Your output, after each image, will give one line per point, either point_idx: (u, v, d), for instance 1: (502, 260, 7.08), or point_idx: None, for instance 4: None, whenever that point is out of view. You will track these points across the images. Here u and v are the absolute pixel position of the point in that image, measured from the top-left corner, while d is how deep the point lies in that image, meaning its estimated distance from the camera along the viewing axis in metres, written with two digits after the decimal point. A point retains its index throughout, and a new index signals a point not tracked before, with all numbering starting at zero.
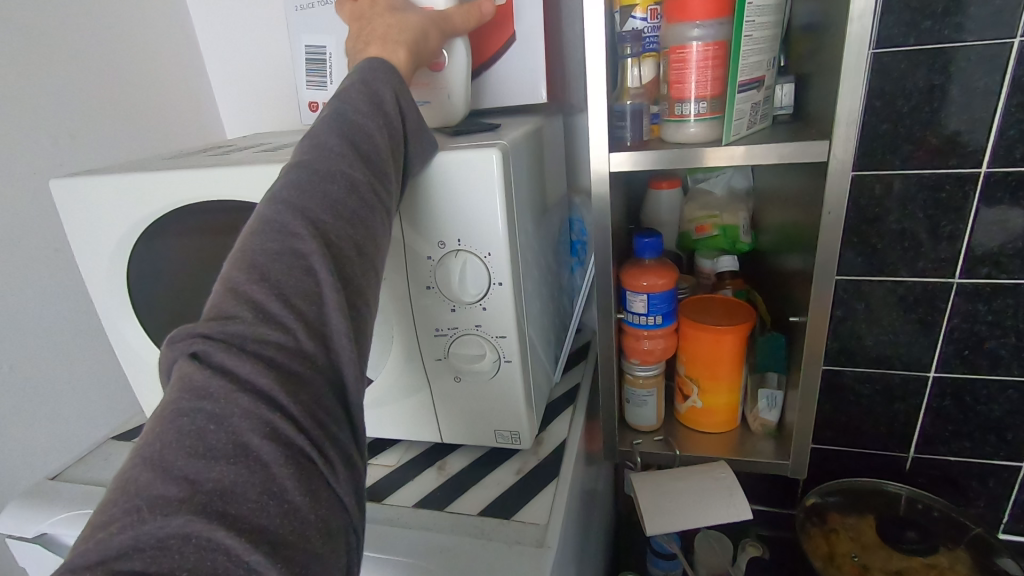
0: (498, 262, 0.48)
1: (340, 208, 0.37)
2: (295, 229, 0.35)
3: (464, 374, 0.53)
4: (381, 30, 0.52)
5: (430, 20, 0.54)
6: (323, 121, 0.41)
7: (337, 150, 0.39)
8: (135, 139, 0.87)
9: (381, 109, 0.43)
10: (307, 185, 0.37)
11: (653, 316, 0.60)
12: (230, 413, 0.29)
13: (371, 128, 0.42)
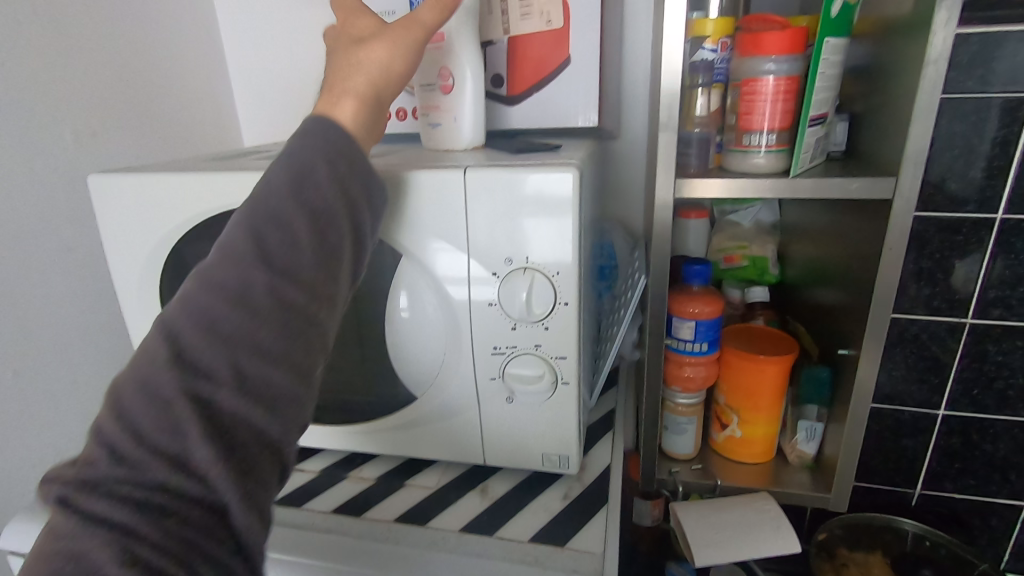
0: (566, 281, 0.48)
1: (217, 331, 0.30)
2: (159, 358, 0.29)
3: (518, 395, 0.52)
4: (339, 78, 0.44)
5: (377, 41, 0.45)
6: (238, 211, 0.34)
7: (232, 254, 0.31)
8: (156, 139, 0.84)
9: (303, 183, 0.35)
10: (186, 306, 0.30)
11: (699, 343, 0.60)
12: (84, 553, 0.25)
13: (290, 212, 0.33)
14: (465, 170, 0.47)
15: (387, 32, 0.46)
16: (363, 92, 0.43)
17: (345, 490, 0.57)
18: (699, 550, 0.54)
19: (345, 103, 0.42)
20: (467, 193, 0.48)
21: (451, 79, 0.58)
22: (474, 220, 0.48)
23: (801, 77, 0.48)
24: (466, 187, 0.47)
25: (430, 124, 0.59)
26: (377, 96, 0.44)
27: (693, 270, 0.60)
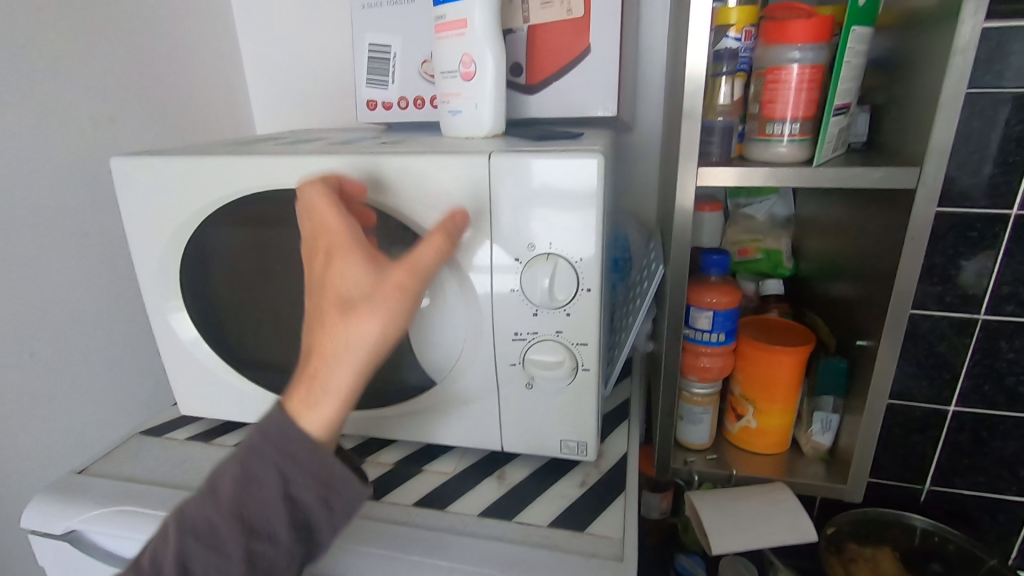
0: (588, 268, 0.48)
1: (218, 547, 0.38)
2: (179, 551, 0.38)
3: (538, 381, 0.52)
4: (323, 351, 0.42)
5: (368, 311, 0.41)
6: (253, 441, 0.41)
7: (241, 484, 0.39)
8: (172, 127, 0.84)
9: (287, 444, 0.40)
10: (206, 512, 0.39)
11: (716, 333, 0.60)
12: None
13: (297, 460, 0.40)
14: (490, 155, 0.48)
15: (372, 298, 0.41)
16: (358, 366, 0.42)
17: (363, 475, 0.57)
18: (717, 539, 0.54)
19: (326, 411, 0.41)
20: (492, 179, 0.48)
21: (473, 65, 0.58)
22: (498, 206, 0.48)
23: (826, 66, 0.48)
24: (490, 173, 0.48)
25: (451, 111, 0.59)
26: (379, 344, 0.42)
27: (710, 260, 0.60)
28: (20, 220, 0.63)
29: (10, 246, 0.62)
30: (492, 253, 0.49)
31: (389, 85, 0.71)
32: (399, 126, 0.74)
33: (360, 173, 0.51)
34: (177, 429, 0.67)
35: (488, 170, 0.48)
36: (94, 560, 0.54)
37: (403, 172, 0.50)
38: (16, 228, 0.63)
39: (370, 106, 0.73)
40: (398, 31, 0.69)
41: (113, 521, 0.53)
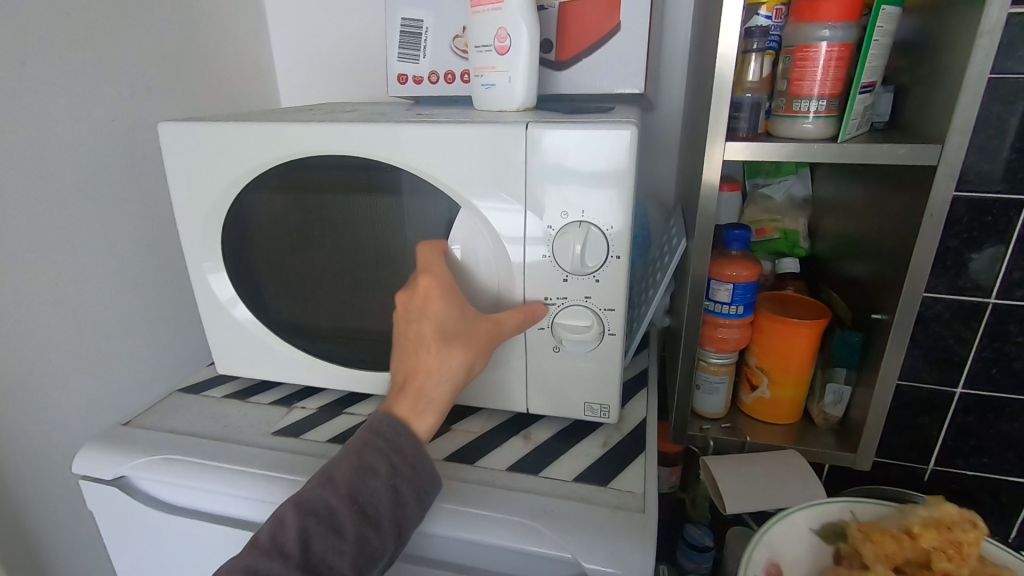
0: (618, 236, 0.50)
1: (333, 528, 0.41)
2: (300, 525, 0.40)
3: (567, 345, 0.54)
4: (427, 370, 0.49)
5: (467, 344, 0.49)
6: (364, 436, 0.45)
7: (357, 468, 0.43)
8: (205, 97, 0.86)
9: (396, 439, 0.45)
10: (321, 494, 0.42)
11: (735, 305, 0.62)
12: None
13: (402, 454, 0.45)
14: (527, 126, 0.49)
15: (471, 336, 0.50)
16: (454, 386, 0.49)
17: None
18: (731, 501, 0.57)
19: (429, 420, 0.48)
20: (528, 149, 0.49)
21: (507, 40, 0.59)
22: (533, 175, 0.50)
23: (855, 44, 0.50)
24: (526, 142, 0.49)
25: (485, 85, 0.61)
26: (469, 371, 0.50)
27: (731, 235, 0.62)
28: (64, 182, 0.66)
29: (54, 208, 0.65)
30: (525, 221, 0.51)
31: (420, 59, 0.72)
32: (427, 101, 0.76)
33: (400, 141, 0.53)
34: (214, 388, 0.70)
35: (525, 140, 0.49)
36: (140, 504, 0.57)
37: (441, 140, 0.52)
38: (59, 190, 0.65)
39: (401, 80, 0.75)
40: (431, 6, 0.71)
41: (159, 468, 0.56)
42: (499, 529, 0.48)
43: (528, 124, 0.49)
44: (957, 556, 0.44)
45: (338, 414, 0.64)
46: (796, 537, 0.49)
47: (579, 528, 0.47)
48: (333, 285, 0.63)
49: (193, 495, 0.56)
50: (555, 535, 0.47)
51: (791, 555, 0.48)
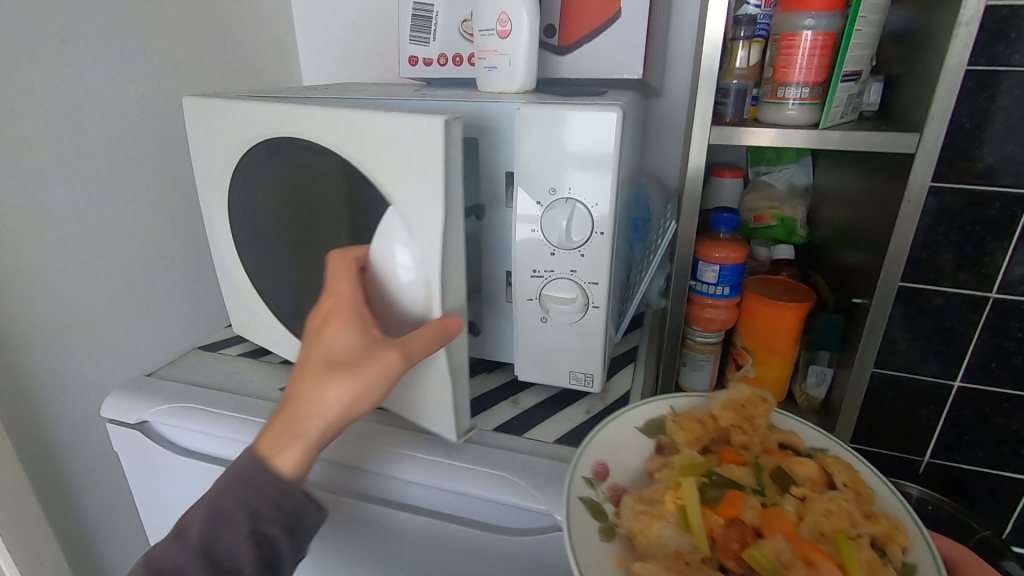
0: (603, 212, 0.53)
1: None
2: None
3: (553, 315, 0.58)
4: (304, 401, 0.44)
5: (351, 376, 0.44)
6: (223, 483, 0.43)
7: (209, 520, 0.41)
8: (229, 75, 0.91)
9: (258, 481, 0.42)
10: (171, 552, 0.41)
11: (722, 286, 0.65)
12: None
13: (263, 497, 0.42)
14: (446, 120, 0.45)
15: (360, 366, 0.45)
16: (330, 420, 0.44)
17: None
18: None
19: (292, 458, 0.43)
20: (448, 145, 0.45)
21: (509, 23, 0.62)
22: (525, 154, 0.53)
23: (839, 33, 0.52)
24: (444, 137, 0.45)
25: (488, 67, 0.64)
26: (351, 407, 0.44)
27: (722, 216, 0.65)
28: (98, 150, 0.71)
29: (89, 173, 0.70)
30: (444, 224, 0.47)
31: (430, 41, 0.76)
32: (437, 83, 0.79)
33: (338, 130, 0.51)
34: (230, 347, 0.75)
35: (444, 136, 0.45)
36: (159, 448, 0.63)
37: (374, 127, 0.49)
38: (93, 157, 0.70)
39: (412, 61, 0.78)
40: None
41: (176, 415, 0.62)
42: (462, 474, 0.53)
43: (446, 119, 0.44)
44: (750, 428, 0.47)
45: None
46: (623, 437, 0.49)
47: (552, 483, 0.51)
48: (316, 271, 0.64)
49: (207, 441, 0.61)
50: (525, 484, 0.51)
51: (623, 452, 0.48)
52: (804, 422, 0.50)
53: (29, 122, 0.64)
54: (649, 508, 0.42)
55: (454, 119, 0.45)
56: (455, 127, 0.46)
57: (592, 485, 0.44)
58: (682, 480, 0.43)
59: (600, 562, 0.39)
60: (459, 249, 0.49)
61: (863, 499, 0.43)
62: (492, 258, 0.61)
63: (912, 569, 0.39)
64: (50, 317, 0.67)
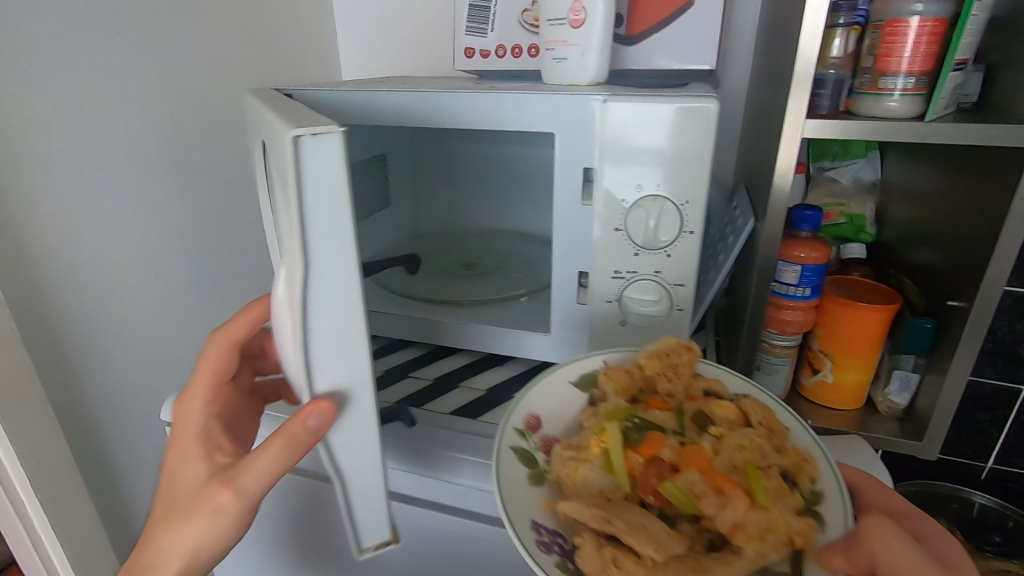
0: (694, 211, 0.50)
1: None
2: None
3: (633, 319, 0.55)
4: (144, 551, 0.41)
5: (182, 522, 0.40)
6: None
7: None
8: (274, 68, 0.89)
9: None
10: None
11: (802, 287, 0.62)
12: None
13: None
14: (300, 134, 0.30)
15: (189, 508, 0.40)
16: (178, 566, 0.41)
17: (462, 396, 0.62)
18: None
19: None
20: (302, 172, 0.31)
21: (582, 11, 0.59)
22: (610, 149, 0.50)
23: (949, 20, 0.49)
24: (292, 160, 0.30)
25: (557, 58, 0.62)
26: (198, 549, 0.41)
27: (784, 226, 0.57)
28: (148, 146, 0.69)
29: (140, 170, 0.68)
30: (307, 281, 0.33)
31: (488, 33, 0.73)
32: (493, 76, 0.76)
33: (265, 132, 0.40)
34: None
35: (297, 159, 0.31)
36: None
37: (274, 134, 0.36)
38: (144, 153, 0.69)
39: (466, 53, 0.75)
40: None
41: None
42: (460, 469, 0.52)
43: (296, 133, 0.30)
44: (675, 376, 0.46)
45: (405, 376, 0.67)
46: (552, 391, 0.47)
47: None
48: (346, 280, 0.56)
49: None
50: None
51: (554, 407, 0.46)
52: (728, 371, 0.49)
53: (83, 116, 0.62)
54: (576, 453, 0.41)
55: (312, 133, 0.30)
56: (321, 144, 0.31)
57: (523, 436, 0.43)
58: (607, 424, 0.42)
59: (525, 508, 0.38)
60: (346, 312, 0.35)
61: (777, 436, 0.42)
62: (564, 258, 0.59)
63: (819, 497, 0.39)
64: (100, 316, 0.65)
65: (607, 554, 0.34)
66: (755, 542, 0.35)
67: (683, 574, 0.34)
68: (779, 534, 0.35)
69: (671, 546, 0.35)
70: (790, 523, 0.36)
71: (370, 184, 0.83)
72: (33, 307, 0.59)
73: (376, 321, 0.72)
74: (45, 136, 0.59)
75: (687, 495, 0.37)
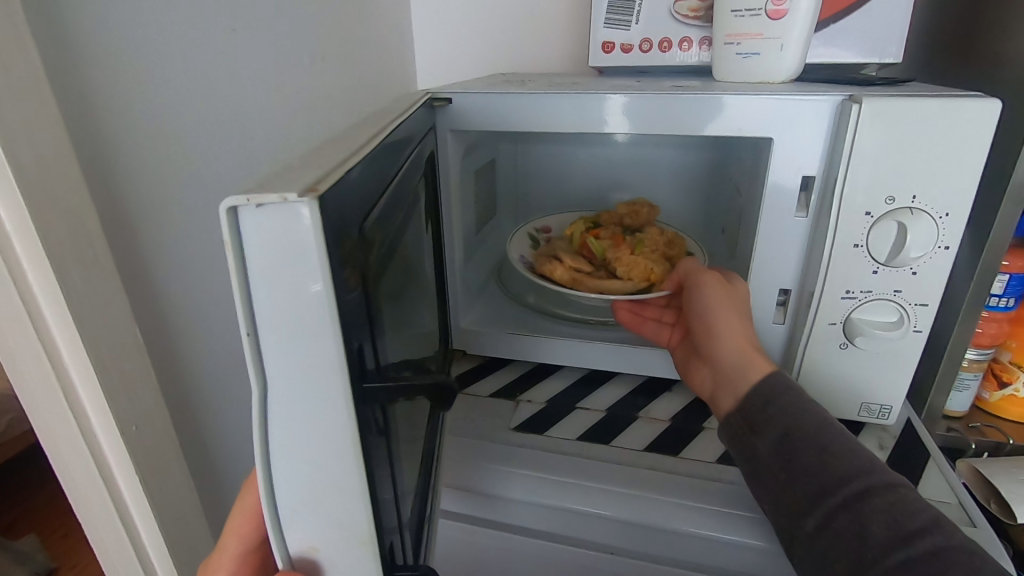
0: (954, 225, 0.45)
1: None
2: None
3: (860, 342, 0.50)
4: None
5: None
6: None
7: None
8: (373, 64, 0.81)
9: None
10: None
11: (1006, 298, 0.58)
12: None
13: None
14: (238, 203, 0.22)
15: None
16: None
17: (644, 433, 0.57)
18: None
19: None
20: (243, 258, 0.23)
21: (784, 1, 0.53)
22: (860, 157, 0.45)
23: None
24: (229, 241, 0.22)
25: (744, 54, 0.56)
26: None
27: (1011, 238, 0.52)
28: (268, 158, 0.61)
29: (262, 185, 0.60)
30: (264, 401, 0.25)
31: (634, 25, 0.67)
32: (633, 72, 0.70)
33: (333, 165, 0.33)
34: None
35: (235, 235, 0.22)
36: None
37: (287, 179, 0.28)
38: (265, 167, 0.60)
39: (606, 48, 0.69)
40: None
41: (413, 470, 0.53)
42: (513, 483, 0.51)
43: (231, 203, 0.22)
44: (636, 217, 0.74)
45: (570, 410, 0.60)
46: (560, 223, 0.81)
47: None
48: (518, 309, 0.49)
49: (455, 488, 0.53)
50: (670, 496, 0.49)
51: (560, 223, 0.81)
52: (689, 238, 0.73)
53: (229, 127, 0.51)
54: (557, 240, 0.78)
55: (250, 203, 0.22)
56: (269, 223, 0.22)
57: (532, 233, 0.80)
58: (576, 223, 0.77)
59: (520, 251, 0.76)
60: (329, 451, 0.26)
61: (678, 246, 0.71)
62: (764, 274, 0.54)
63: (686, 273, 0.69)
64: (238, 362, 0.56)
65: (550, 264, 0.70)
66: (625, 268, 0.67)
67: (582, 277, 0.69)
68: (641, 267, 0.67)
69: (585, 264, 0.70)
70: (647, 265, 0.67)
71: (486, 192, 0.75)
72: (180, 363, 0.49)
73: (528, 347, 0.66)
74: (195, 156, 0.49)
75: (595, 251, 0.72)
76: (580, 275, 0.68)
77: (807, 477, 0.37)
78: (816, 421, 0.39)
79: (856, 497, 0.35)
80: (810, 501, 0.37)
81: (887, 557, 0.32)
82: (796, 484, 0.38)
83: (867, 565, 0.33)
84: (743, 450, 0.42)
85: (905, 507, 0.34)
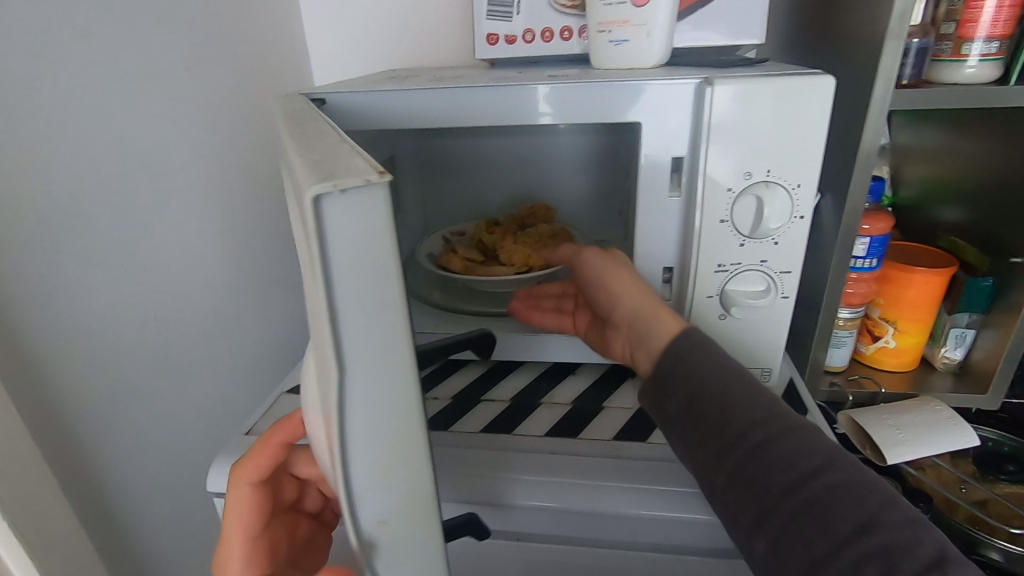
0: (806, 194, 0.48)
1: None
2: None
3: (736, 312, 0.52)
4: None
5: None
6: None
7: None
8: (260, 67, 0.77)
9: None
10: None
11: (870, 258, 0.63)
12: None
13: None
14: (324, 191, 0.20)
15: None
16: None
17: (548, 417, 0.58)
18: (905, 441, 0.56)
19: None
20: (326, 252, 0.21)
21: None
22: (718, 137, 0.47)
23: None
24: (314, 228, 0.21)
25: (615, 41, 0.57)
26: None
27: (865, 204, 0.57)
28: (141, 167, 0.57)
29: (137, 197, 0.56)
30: (343, 393, 0.24)
31: (516, 15, 0.67)
32: (521, 62, 0.71)
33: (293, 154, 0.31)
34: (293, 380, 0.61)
35: (320, 223, 0.21)
36: None
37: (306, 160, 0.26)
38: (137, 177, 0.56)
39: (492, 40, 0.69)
40: None
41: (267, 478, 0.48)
42: (518, 489, 0.49)
43: (315, 190, 0.20)
44: (534, 215, 0.77)
45: (477, 403, 0.61)
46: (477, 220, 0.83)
47: None
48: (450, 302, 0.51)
49: None
50: (580, 478, 0.49)
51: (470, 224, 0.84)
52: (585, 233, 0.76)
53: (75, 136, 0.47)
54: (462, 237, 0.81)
55: (337, 188, 0.20)
56: (357, 208, 0.21)
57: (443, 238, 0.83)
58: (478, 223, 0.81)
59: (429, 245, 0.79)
60: (392, 435, 0.26)
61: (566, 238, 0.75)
62: (649, 253, 0.55)
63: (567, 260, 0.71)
64: (122, 388, 0.52)
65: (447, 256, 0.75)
66: (506, 255, 0.71)
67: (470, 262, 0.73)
68: (520, 254, 0.70)
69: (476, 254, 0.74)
70: (525, 251, 0.70)
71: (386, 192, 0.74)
72: (55, 400, 0.45)
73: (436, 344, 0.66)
74: (48, 172, 0.45)
75: (486, 242, 0.76)
76: (472, 264, 0.72)
77: (712, 428, 0.38)
78: (718, 377, 0.39)
79: (758, 446, 0.36)
80: (723, 450, 0.37)
81: (788, 502, 0.35)
82: (704, 438, 0.39)
83: (774, 505, 0.35)
84: (655, 407, 0.43)
85: (802, 449, 0.35)
